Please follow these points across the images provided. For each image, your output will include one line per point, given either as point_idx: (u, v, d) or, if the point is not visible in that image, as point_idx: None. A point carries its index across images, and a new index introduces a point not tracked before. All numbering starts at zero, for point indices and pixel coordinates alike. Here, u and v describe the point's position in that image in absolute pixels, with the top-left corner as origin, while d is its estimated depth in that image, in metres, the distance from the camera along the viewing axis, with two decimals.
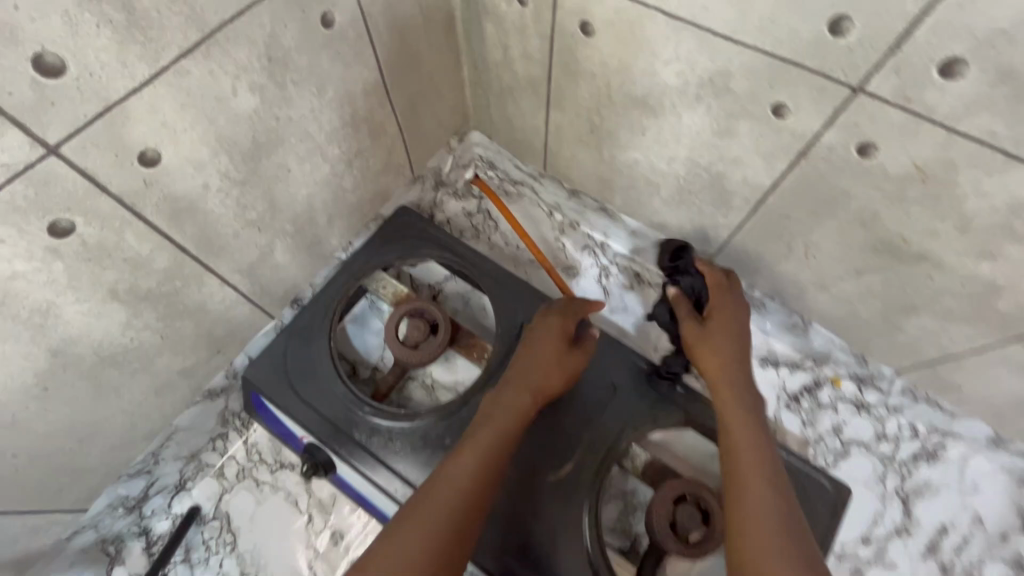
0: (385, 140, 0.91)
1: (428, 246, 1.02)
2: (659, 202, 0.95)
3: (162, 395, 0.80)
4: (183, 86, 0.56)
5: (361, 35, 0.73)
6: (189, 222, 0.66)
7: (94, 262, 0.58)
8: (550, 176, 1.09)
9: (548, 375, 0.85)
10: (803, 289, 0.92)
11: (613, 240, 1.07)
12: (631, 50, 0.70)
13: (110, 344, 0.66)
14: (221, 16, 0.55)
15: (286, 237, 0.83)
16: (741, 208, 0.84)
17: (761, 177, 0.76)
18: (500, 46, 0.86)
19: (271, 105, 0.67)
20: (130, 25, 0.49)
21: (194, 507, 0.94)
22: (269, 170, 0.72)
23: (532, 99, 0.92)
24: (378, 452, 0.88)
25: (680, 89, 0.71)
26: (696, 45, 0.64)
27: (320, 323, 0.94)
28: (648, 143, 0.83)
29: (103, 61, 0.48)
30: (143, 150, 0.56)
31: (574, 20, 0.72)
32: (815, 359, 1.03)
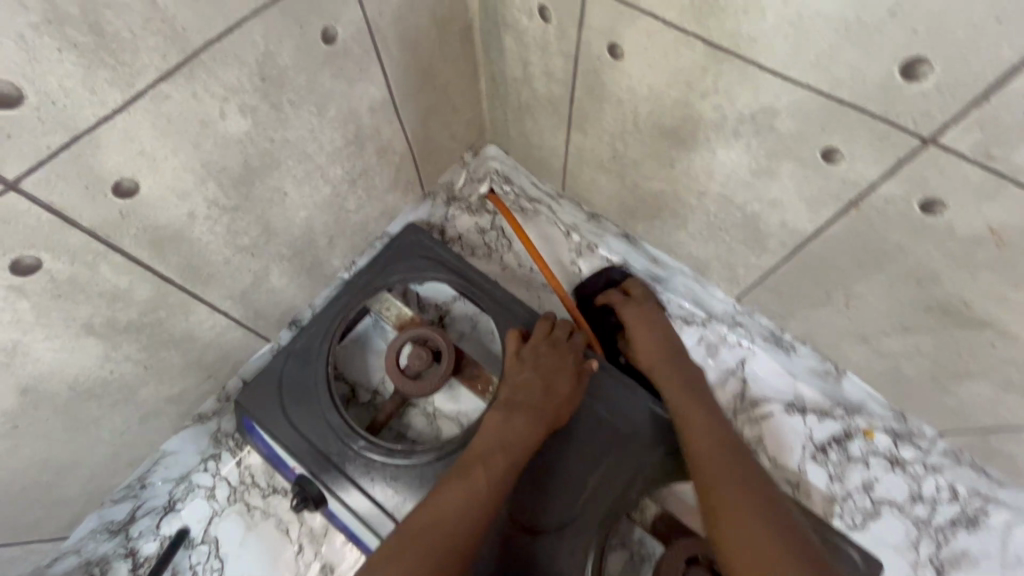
0: (393, 157, 0.85)
1: (435, 269, 0.96)
2: (686, 234, 0.88)
3: (148, 423, 0.76)
4: (163, 111, 0.51)
5: (367, 50, 0.67)
6: (174, 252, 0.61)
7: (65, 298, 0.54)
8: (568, 197, 1.02)
9: (561, 409, 0.82)
10: (840, 338, 0.84)
11: (633, 265, 1.01)
12: (663, 77, 0.62)
13: (87, 377, 0.62)
14: (207, 35, 0.50)
15: (283, 261, 0.78)
16: (777, 250, 0.76)
17: (803, 222, 0.68)
18: (520, 62, 0.79)
19: (265, 127, 0.62)
20: (98, 49, 0.43)
21: (182, 530, 0.91)
22: (263, 194, 0.67)
23: (552, 119, 0.85)
24: (371, 491, 0.83)
25: (717, 123, 0.63)
26: (739, 78, 0.56)
27: (318, 348, 0.90)
28: (677, 175, 0.76)
29: (67, 88, 0.43)
30: (119, 180, 0.51)
31: (601, 41, 0.65)
32: (847, 408, 0.95)
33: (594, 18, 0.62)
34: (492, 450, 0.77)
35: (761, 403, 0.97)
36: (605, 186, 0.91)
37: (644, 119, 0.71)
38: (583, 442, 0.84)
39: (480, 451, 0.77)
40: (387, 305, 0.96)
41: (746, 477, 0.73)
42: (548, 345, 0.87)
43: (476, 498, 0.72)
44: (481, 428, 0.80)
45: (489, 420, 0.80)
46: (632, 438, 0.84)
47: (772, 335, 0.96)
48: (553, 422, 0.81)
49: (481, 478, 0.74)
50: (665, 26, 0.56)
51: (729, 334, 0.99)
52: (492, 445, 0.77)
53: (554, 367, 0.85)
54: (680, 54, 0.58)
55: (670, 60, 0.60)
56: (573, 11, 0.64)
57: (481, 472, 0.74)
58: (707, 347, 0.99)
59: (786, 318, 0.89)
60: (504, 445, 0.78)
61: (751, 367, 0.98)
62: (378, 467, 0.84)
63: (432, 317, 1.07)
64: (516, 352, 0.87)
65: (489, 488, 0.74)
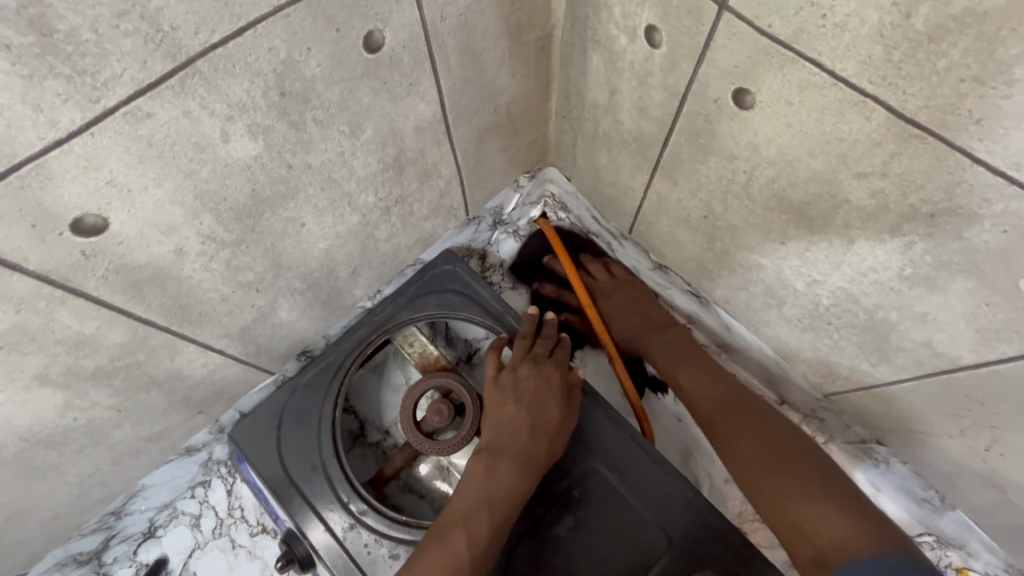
0: (437, 182, 0.71)
1: (471, 307, 0.83)
2: (779, 317, 0.71)
3: (123, 461, 0.66)
4: (140, 133, 0.38)
5: (420, 60, 0.53)
6: (156, 293, 0.50)
7: (9, 349, 0.43)
8: (633, 240, 0.85)
9: (553, 445, 0.71)
10: (962, 474, 0.67)
11: (697, 325, 0.86)
12: (806, 141, 0.46)
13: (44, 427, 0.52)
14: (206, 38, 0.37)
15: (295, 294, 0.66)
16: (908, 368, 0.59)
17: (963, 348, 0.51)
18: (606, 86, 0.63)
19: (283, 150, 0.49)
20: (44, 52, 0.31)
21: (160, 560, 0.81)
22: (275, 226, 0.55)
23: (634, 158, 0.69)
24: (366, 568, 0.71)
25: (874, 210, 0.47)
26: (931, 164, 0.40)
27: (327, 387, 0.78)
28: (789, 255, 0.60)
29: (1, 105, 0.32)
30: (80, 217, 0.39)
31: (725, 84, 0.49)
32: (940, 538, 0.77)
33: (723, 53, 0.46)
34: (474, 506, 0.65)
35: None
36: (684, 242, 0.74)
37: (762, 185, 0.54)
38: (622, 548, 0.69)
39: (461, 508, 0.65)
40: (409, 338, 0.84)
41: (775, 445, 0.63)
42: (529, 365, 0.75)
43: (459, 566, 0.62)
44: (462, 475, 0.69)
45: (469, 468, 0.69)
46: (684, 551, 0.68)
47: (860, 444, 0.78)
48: (546, 463, 0.70)
49: (462, 543, 0.63)
50: (834, 81, 0.41)
51: (803, 426, 0.82)
52: (475, 501, 0.66)
53: (540, 393, 0.73)
54: (844, 119, 0.42)
55: (825, 123, 0.44)
56: (694, 41, 0.48)
57: (463, 534, 0.63)
58: None
59: (891, 434, 0.72)
60: (490, 499, 0.66)
61: None
62: (377, 535, 0.72)
63: (460, 354, 0.92)
64: (496, 377, 0.76)
65: (473, 554, 0.63)
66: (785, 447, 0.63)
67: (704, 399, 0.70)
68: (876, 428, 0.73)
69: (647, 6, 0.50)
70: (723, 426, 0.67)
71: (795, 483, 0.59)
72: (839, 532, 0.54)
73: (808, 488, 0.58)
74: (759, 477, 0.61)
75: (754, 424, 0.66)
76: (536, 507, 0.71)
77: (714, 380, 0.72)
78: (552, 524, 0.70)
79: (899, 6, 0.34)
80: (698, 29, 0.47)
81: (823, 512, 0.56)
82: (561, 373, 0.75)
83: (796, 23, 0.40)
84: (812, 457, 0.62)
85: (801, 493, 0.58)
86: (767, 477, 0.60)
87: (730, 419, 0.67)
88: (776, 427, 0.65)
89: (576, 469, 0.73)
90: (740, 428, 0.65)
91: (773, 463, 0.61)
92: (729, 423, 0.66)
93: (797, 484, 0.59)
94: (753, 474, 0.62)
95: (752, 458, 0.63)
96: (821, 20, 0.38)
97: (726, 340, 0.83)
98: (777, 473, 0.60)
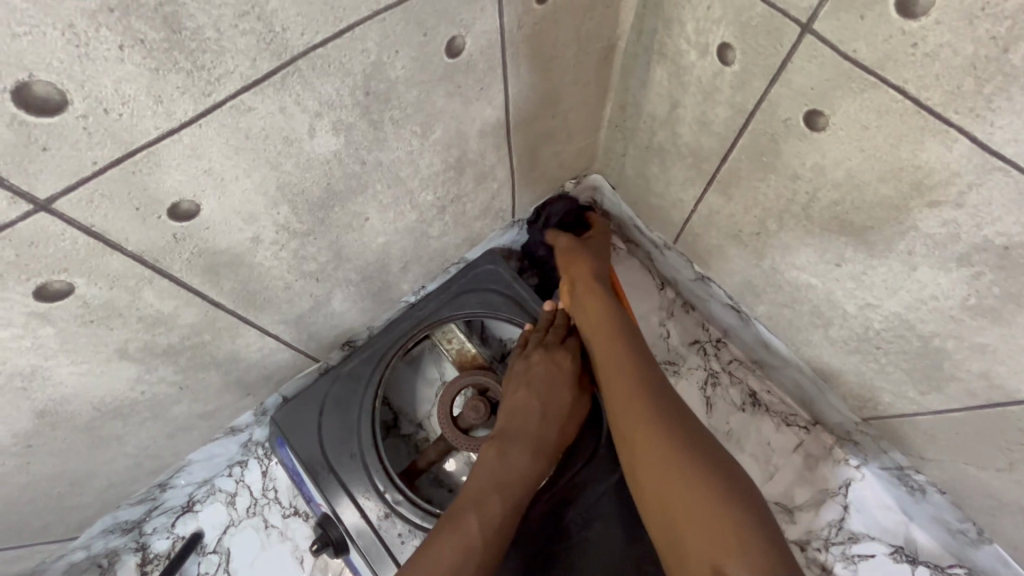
0: (491, 184, 0.72)
1: (512, 308, 0.84)
2: (823, 340, 0.70)
3: (175, 437, 0.68)
4: (241, 126, 0.40)
5: (493, 66, 0.55)
6: (229, 277, 0.52)
7: (98, 323, 0.46)
8: (677, 250, 0.84)
9: (563, 432, 0.72)
10: (1003, 508, 0.66)
11: (733, 339, 0.89)
12: (879, 167, 0.47)
13: (114, 399, 0.54)
14: (310, 38, 0.39)
15: (349, 286, 0.68)
16: (959, 398, 0.59)
17: (1022, 382, 0.51)
18: (668, 99, 0.64)
19: (359, 147, 0.50)
20: (172, 48, 0.33)
21: (197, 534, 0.84)
22: (342, 219, 0.56)
23: (688, 170, 0.69)
24: (396, 553, 0.73)
25: (942, 239, 0.47)
26: (1010, 196, 0.40)
27: (366, 378, 0.80)
28: (841, 277, 0.60)
29: (126, 94, 0.33)
30: (177, 203, 0.41)
31: (798, 104, 0.49)
32: (971, 570, 0.77)
33: (801, 75, 0.47)
34: (485, 491, 0.65)
35: (861, 540, 0.80)
36: (731, 257, 0.74)
37: (824, 206, 0.54)
38: None
39: (473, 493, 0.65)
40: (448, 335, 0.85)
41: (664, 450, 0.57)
42: (541, 352, 0.76)
43: (471, 549, 0.60)
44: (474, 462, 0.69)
45: (482, 454, 0.69)
46: None
47: (898, 471, 0.78)
48: (556, 449, 0.71)
49: (475, 528, 0.62)
50: (916, 108, 0.41)
51: (836, 448, 0.84)
52: (488, 483, 0.66)
53: (550, 380, 0.74)
54: (922, 147, 0.43)
55: (902, 150, 0.44)
56: (771, 61, 0.48)
57: (475, 517, 0.62)
58: (805, 459, 0.85)
59: (931, 463, 0.71)
60: (502, 482, 0.66)
61: (857, 493, 0.82)
62: (410, 526, 0.74)
63: (494, 353, 0.92)
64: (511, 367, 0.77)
65: (486, 538, 0.62)
66: (709, 463, 0.56)
67: (633, 420, 0.61)
68: (914, 457, 0.73)
69: (724, 24, 0.50)
70: (642, 441, 0.59)
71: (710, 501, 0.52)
72: (703, 542, 0.50)
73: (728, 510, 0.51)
74: (669, 505, 0.54)
75: (680, 438, 0.58)
76: (565, 511, 0.72)
77: (650, 396, 0.63)
78: (581, 528, 0.71)
79: (998, 41, 0.35)
80: (777, 49, 0.47)
81: (722, 525, 0.50)
82: (575, 364, 0.76)
83: (883, 50, 0.40)
84: (735, 476, 0.55)
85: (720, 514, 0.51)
86: (681, 504, 0.53)
87: (653, 435, 0.59)
88: (711, 448, 0.58)
89: (607, 475, 0.73)
90: (664, 445, 0.58)
91: (687, 485, 0.54)
92: (648, 439, 0.59)
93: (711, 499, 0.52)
94: (662, 497, 0.55)
95: (648, 481, 0.57)
96: (910, 49, 0.39)
97: (762, 357, 0.85)
98: (669, 497, 0.55)
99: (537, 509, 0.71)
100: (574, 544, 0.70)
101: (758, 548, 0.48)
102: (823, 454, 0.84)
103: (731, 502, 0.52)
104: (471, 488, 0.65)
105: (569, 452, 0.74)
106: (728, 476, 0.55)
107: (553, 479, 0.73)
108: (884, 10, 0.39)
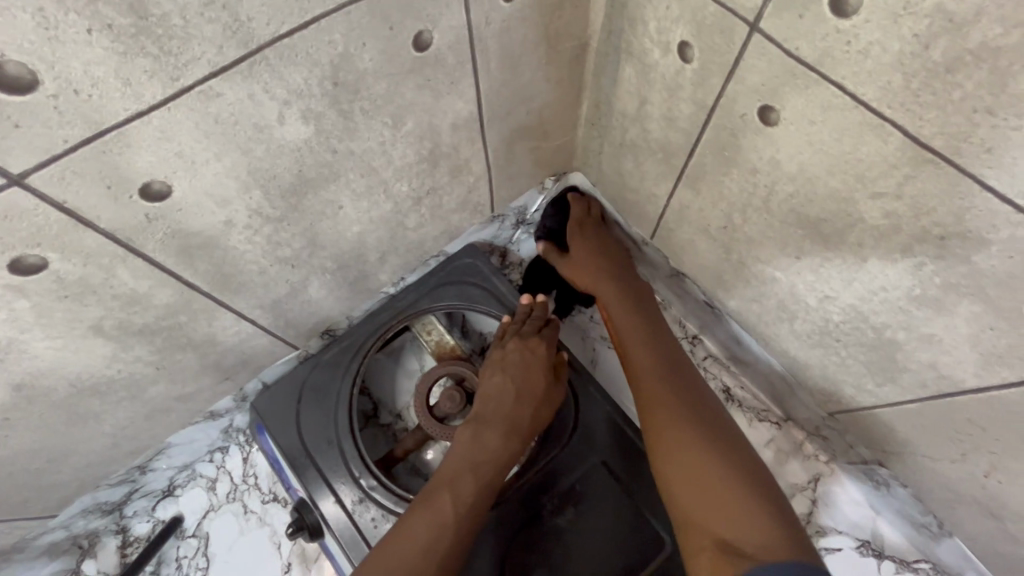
0: (467, 178, 0.74)
1: (489, 301, 0.86)
2: (789, 334, 0.72)
3: (153, 418, 0.70)
4: (210, 111, 0.42)
5: (463, 61, 0.57)
6: (203, 260, 0.54)
7: (73, 299, 0.48)
8: (654, 246, 0.85)
9: (537, 415, 0.73)
10: (959, 501, 0.68)
11: (708, 334, 0.89)
12: (827, 160, 0.49)
13: (91, 375, 0.56)
14: (276, 28, 0.41)
15: (326, 273, 0.70)
16: (913, 389, 0.60)
17: (967, 372, 0.53)
18: (636, 96, 0.66)
19: (330, 136, 0.52)
20: (138, 33, 0.35)
21: (177, 518, 0.85)
22: (315, 206, 0.58)
23: (659, 167, 0.71)
24: (370, 537, 0.74)
25: (887, 231, 0.49)
26: (942, 187, 0.42)
27: (347, 364, 0.81)
28: (799, 270, 0.61)
29: (95, 77, 0.36)
30: (148, 183, 0.43)
31: (751, 101, 0.51)
32: (936, 565, 0.78)
33: (753, 72, 0.49)
34: (458, 471, 0.67)
35: (829, 534, 0.81)
36: (702, 251, 0.76)
37: (782, 199, 0.56)
38: (619, 543, 0.71)
39: (447, 472, 0.67)
40: (428, 326, 0.86)
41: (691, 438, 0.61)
42: (516, 339, 0.77)
43: (444, 528, 0.62)
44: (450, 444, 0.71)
45: (457, 436, 0.71)
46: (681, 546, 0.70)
47: (863, 465, 0.79)
48: (530, 432, 0.72)
49: (448, 506, 0.64)
50: (854, 103, 0.43)
51: (806, 444, 0.84)
52: (461, 464, 0.68)
53: (524, 364, 0.75)
54: (863, 141, 0.45)
55: (845, 144, 0.46)
56: (725, 58, 0.50)
57: (446, 498, 0.64)
58: (776, 454, 0.85)
59: (892, 457, 0.73)
60: (475, 463, 0.68)
61: (827, 488, 0.83)
62: (384, 511, 0.75)
63: (474, 346, 0.92)
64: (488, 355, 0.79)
65: (458, 516, 0.64)
66: (741, 463, 0.59)
67: (665, 415, 0.64)
68: (877, 450, 0.74)
69: (682, 23, 0.53)
70: (673, 437, 0.62)
71: (747, 499, 0.55)
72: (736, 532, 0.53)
73: (761, 505, 0.55)
74: (694, 491, 0.57)
75: (712, 437, 0.61)
76: (538, 498, 0.73)
77: (683, 396, 0.66)
78: (552, 515, 0.72)
79: (919, 38, 0.37)
80: (730, 47, 0.49)
81: (760, 522, 0.53)
82: (550, 350, 0.77)
83: (822, 48, 0.42)
84: (762, 474, 0.59)
85: (754, 514, 0.54)
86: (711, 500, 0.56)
87: (684, 430, 0.62)
88: (740, 445, 0.61)
89: (579, 465, 0.75)
90: (699, 441, 0.61)
91: (721, 481, 0.57)
92: (680, 435, 0.62)
93: (747, 496, 0.55)
94: (688, 489, 0.58)
95: (678, 476, 0.59)
96: (846, 46, 0.41)
97: (737, 353, 0.86)
98: (700, 494, 0.57)
99: (512, 493, 0.73)
100: (545, 531, 0.71)
101: (789, 542, 0.51)
102: (793, 449, 0.85)
103: (752, 495, 0.56)
104: (445, 469, 0.67)
105: (543, 441, 0.76)
106: (757, 475, 0.58)
107: (527, 466, 0.74)
108: (819, 11, 0.41)
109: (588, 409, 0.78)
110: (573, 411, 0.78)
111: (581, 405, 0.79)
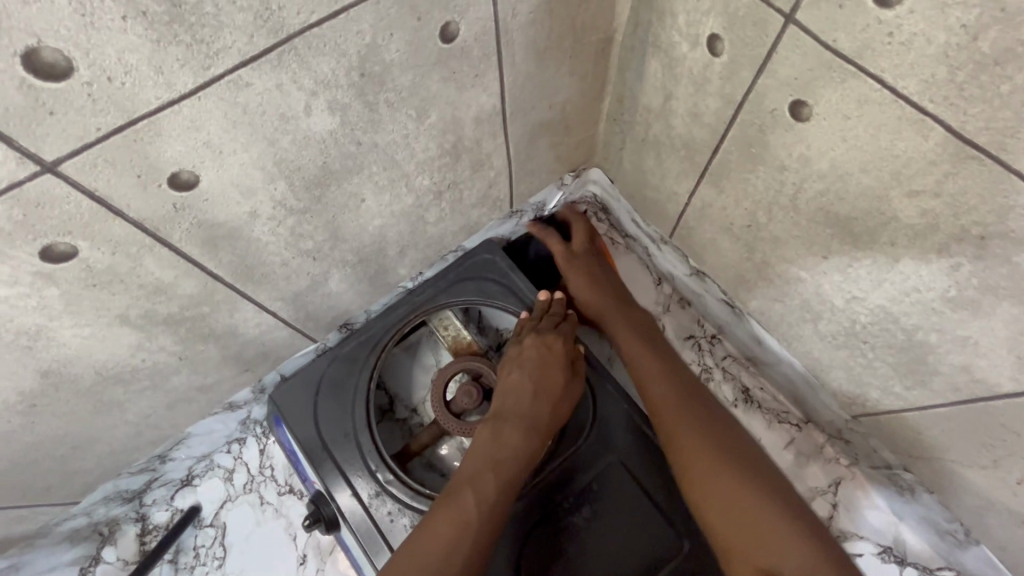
0: (488, 172, 0.73)
1: (508, 297, 0.84)
2: (814, 335, 0.70)
3: (174, 407, 0.71)
4: (239, 101, 0.42)
5: (488, 53, 0.56)
6: (227, 251, 0.54)
7: (100, 287, 0.48)
8: (673, 245, 0.85)
9: (557, 412, 0.72)
10: (988, 509, 0.66)
11: (728, 335, 0.89)
12: (861, 156, 0.48)
13: (115, 364, 0.57)
14: (306, 18, 0.41)
15: (346, 266, 0.69)
16: (944, 393, 0.59)
17: (1002, 376, 0.52)
18: (661, 91, 0.65)
19: (356, 128, 0.52)
20: (172, 21, 0.35)
21: (195, 507, 0.86)
22: (337, 199, 0.58)
23: (681, 164, 0.70)
24: (387, 533, 0.72)
25: (922, 230, 0.47)
26: (985, 184, 0.41)
27: (364, 358, 0.80)
28: (827, 269, 0.60)
29: (128, 64, 0.36)
30: (176, 172, 0.44)
31: (783, 96, 0.50)
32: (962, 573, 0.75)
33: (786, 65, 0.48)
34: (479, 469, 0.66)
35: (849, 537, 0.79)
36: (724, 250, 0.74)
37: (810, 197, 0.55)
38: (637, 544, 0.70)
39: (468, 471, 0.66)
40: (444, 321, 0.85)
41: (721, 460, 0.62)
42: (533, 335, 0.77)
43: (466, 526, 0.62)
44: (470, 442, 0.71)
45: (477, 435, 0.71)
46: (699, 548, 0.70)
47: (887, 470, 0.77)
48: (549, 429, 0.72)
49: (471, 504, 0.63)
50: (894, 97, 0.42)
51: (827, 447, 0.83)
52: (481, 463, 0.67)
53: (543, 361, 0.75)
54: (901, 136, 0.44)
55: (881, 139, 0.45)
56: (758, 51, 0.49)
57: (468, 495, 0.64)
58: (796, 457, 0.84)
59: (918, 462, 0.71)
60: (496, 461, 0.67)
61: (848, 491, 0.81)
62: (400, 505, 0.73)
63: (490, 342, 0.91)
64: (506, 353, 0.79)
65: (480, 515, 0.63)
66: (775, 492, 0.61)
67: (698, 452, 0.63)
68: (902, 455, 0.72)
69: (713, 15, 0.52)
70: (711, 475, 0.61)
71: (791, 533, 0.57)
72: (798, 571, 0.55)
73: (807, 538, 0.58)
74: (735, 518, 0.59)
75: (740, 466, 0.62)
76: (554, 496, 0.72)
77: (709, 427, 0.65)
78: (569, 513, 0.71)
79: (967, 29, 0.36)
80: (763, 39, 0.48)
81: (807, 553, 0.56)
82: (567, 346, 0.77)
83: (862, 39, 0.41)
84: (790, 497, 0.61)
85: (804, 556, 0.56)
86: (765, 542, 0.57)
87: (717, 467, 0.62)
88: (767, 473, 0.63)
89: (596, 463, 0.74)
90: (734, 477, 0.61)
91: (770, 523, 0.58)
92: (716, 473, 0.61)
93: (786, 528, 0.58)
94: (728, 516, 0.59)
95: (722, 517, 0.59)
96: (887, 38, 0.40)
97: (757, 353, 0.85)
98: (754, 536, 0.57)
99: (529, 491, 0.72)
100: (563, 529, 0.70)
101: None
102: (813, 453, 0.84)
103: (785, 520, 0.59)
104: (466, 468, 0.67)
105: (560, 439, 0.75)
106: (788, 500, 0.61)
107: (545, 464, 0.74)
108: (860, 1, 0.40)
109: (605, 408, 0.77)
110: (590, 409, 0.77)
111: (597, 403, 0.78)
